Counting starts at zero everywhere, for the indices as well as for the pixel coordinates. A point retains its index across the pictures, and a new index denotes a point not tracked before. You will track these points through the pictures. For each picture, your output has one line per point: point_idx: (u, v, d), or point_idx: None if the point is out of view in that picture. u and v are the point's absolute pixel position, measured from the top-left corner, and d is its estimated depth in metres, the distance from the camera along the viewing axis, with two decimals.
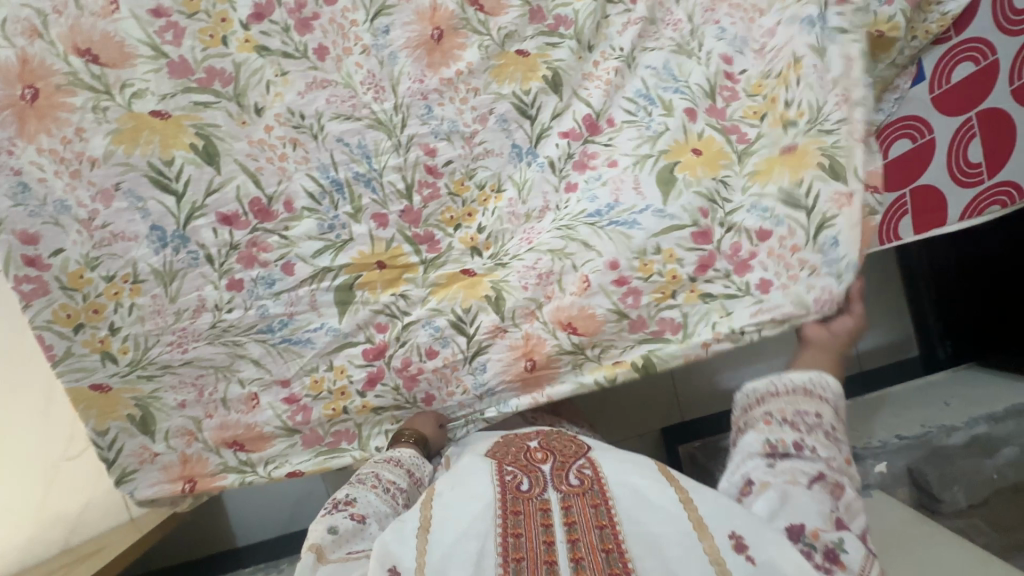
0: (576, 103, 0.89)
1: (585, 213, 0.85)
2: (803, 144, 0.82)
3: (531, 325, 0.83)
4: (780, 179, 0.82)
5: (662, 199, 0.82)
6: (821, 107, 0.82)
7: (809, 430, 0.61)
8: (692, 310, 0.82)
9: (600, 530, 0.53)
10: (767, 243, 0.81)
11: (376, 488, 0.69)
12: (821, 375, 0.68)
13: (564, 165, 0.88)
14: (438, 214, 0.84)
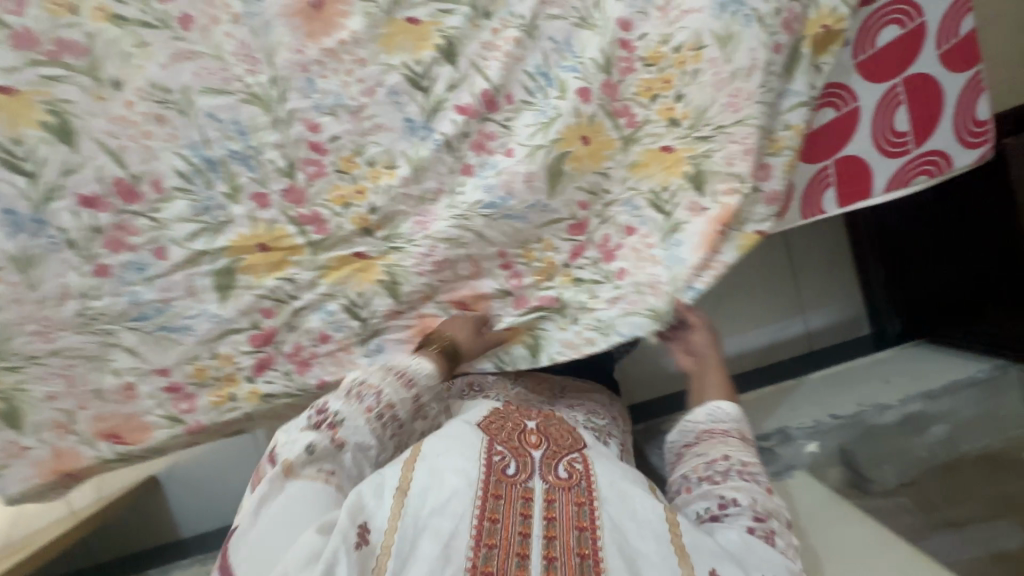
0: (474, 75, 0.84)
1: (481, 204, 0.85)
2: (678, 145, 0.87)
3: (427, 306, 0.86)
4: (653, 180, 0.87)
5: (547, 194, 0.86)
6: (707, 110, 0.86)
7: (723, 476, 0.69)
8: (567, 291, 0.88)
9: (578, 532, 0.55)
10: (631, 238, 0.88)
11: (371, 413, 0.68)
12: (717, 403, 0.82)
13: (460, 143, 0.85)
14: (325, 193, 0.80)
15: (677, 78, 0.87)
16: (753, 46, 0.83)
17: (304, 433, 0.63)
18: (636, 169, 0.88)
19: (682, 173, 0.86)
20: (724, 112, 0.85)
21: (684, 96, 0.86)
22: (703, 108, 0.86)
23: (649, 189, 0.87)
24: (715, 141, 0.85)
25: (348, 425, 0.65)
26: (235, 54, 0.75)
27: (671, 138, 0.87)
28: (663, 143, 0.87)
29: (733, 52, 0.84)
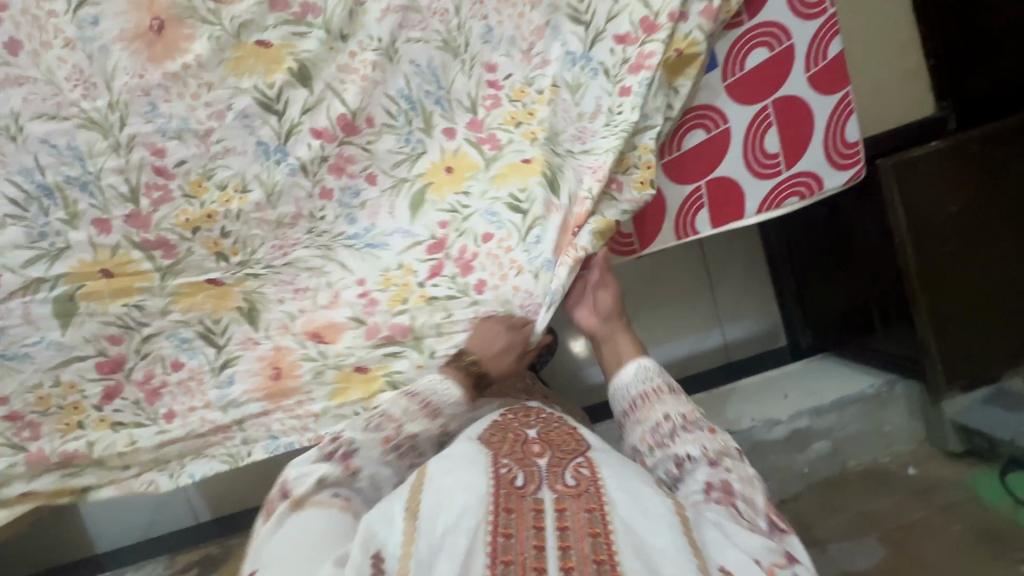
0: (331, 97, 0.84)
1: (344, 235, 0.86)
2: (536, 156, 0.86)
3: (283, 337, 0.85)
4: (512, 186, 0.86)
5: (409, 218, 0.88)
6: (558, 133, 0.89)
7: (671, 439, 0.73)
8: (421, 312, 0.87)
9: (592, 539, 0.53)
10: (488, 245, 0.87)
11: (387, 443, 0.70)
12: (643, 364, 0.82)
13: (318, 167, 0.84)
14: (172, 218, 0.79)
15: (542, 110, 0.89)
16: (599, 95, 0.89)
17: (318, 466, 0.66)
18: (495, 181, 0.87)
19: (540, 175, 0.85)
20: (575, 132, 0.90)
21: (545, 118, 0.89)
22: (560, 132, 0.90)
23: (508, 194, 0.86)
24: (567, 162, 0.88)
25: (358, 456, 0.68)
26: (70, 79, 0.74)
27: (529, 150, 0.87)
28: (522, 155, 0.87)
29: (580, 97, 0.90)
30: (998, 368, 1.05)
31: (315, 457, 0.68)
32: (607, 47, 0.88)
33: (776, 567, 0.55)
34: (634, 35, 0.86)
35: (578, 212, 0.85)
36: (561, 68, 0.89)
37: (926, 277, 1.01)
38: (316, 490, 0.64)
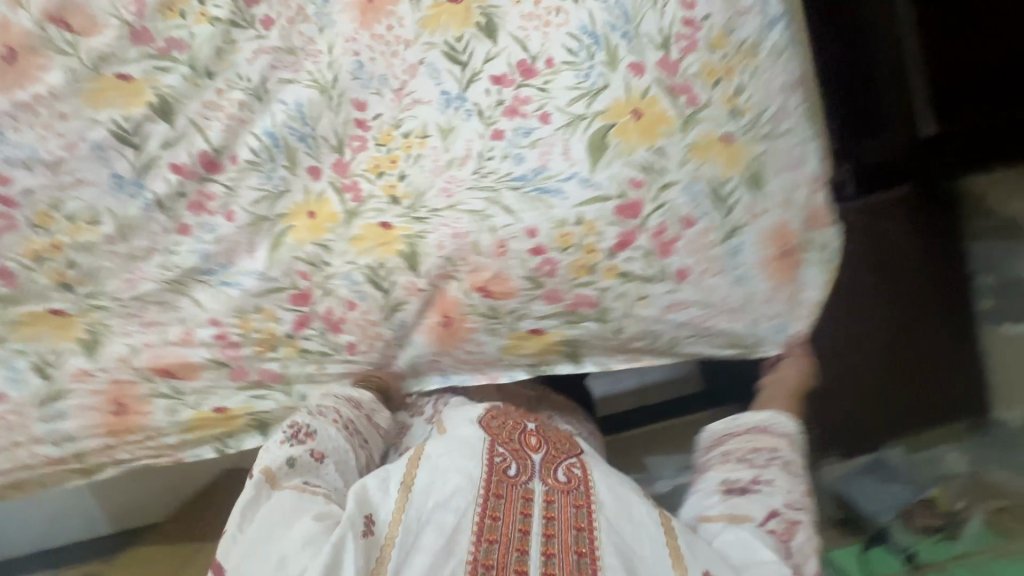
0: (194, 133, 0.84)
1: (199, 270, 0.86)
2: (398, 226, 0.86)
3: (123, 372, 0.88)
4: (370, 256, 0.86)
5: (264, 263, 0.87)
6: (424, 193, 0.86)
7: (764, 466, 0.79)
8: (291, 360, 0.90)
9: (577, 532, 0.66)
10: (354, 313, 0.88)
11: (337, 423, 0.85)
12: (778, 416, 0.86)
13: (176, 204, 0.84)
14: (17, 246, 0.82)
15: (402, 158, 0.87)
16: (469, 136, 0.84)
17: (287, 448, 0.78)
18: (355, 243, 0.87)
19: (398, 252, 0.85)
20: (438, 195, 0.85)
21: (409, 179, 0.87)
22: (423, 192, 0.86)
23: (369, 264, 0.86)
24: (429, 224, 0.85)
25: (319, 434, 0.82)
26: None
27: (391, 215, 0.86)
28: (381, 219, 0.87)
29: (451, 141, 0.85)
30: (876, 437, 1.05)
31: (283, 439, 0.80)
32: (482, 87, 0.83)
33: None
34: (510, 76, 0.82)
35: (447, 294, 0.87)
36: (432, 110, 0.86)
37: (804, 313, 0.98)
38: (289, 474, 0.76)
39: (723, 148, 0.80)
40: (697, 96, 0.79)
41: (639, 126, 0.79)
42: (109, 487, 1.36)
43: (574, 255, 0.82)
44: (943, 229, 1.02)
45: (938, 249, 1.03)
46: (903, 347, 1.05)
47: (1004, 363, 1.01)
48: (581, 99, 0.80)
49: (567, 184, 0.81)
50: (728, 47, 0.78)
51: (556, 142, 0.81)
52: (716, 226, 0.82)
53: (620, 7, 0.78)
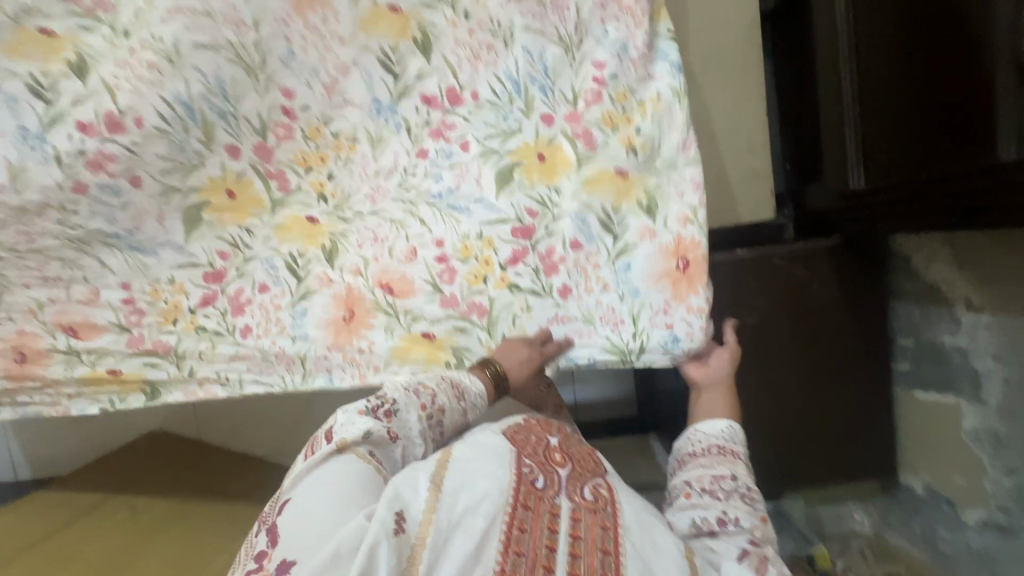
0: (103, 92, 0.82)
1: (104, 233, 0.87)
2: (324, 222, 0.92)
3: (28, 323, 0.89)
4: (293, 245, 0.91)
5: (183, 238, 0.89)
6: (351, 196, 0.93)
7: (727, 497, 0.67)
8: (187, 337, 0.90)
9: (602, 555, 0.54)
10: (263, 296, 0.91)
11: (423, 411, 0.66)
12: (736, 427, 0.76)
13: (74, 161, 0.83)
14: None
15: (331, 158, 0.91)
16: (397, 151, 0.92)
17: (365, 420, 0.60)
18: (278, 230, 0.91)
19: (320, 245, 0.92)
20: (364, 199, 0.93)
21: (337, 179, 0.92)
22: (349, 196, 0.92)
23: (290, 252, 0.91)
24: (353, 225, 0.93)
25: (401, 418, 0.63)
26: None
27: (318, 210, 0.92)
28: (308, 213, 0.92)
29: (381, 153, 0.92)
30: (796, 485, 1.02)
31: (361, 409, 0.62)
32: (414, 105, 0.91)
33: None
34: (440, 99, 0.91)
35: (353, 291, 0.92)
36: (362, 118, 0.91)
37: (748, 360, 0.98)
38: (361, 441, 0.58)
39: (617, 180, 0.89)
40: (596, 138, 0.90)
41: (540, 166, 0.91)
42: (29, 429, 1.39)
43: (471, 266, 0.91)
44: (869, 284, 0.97)
45: (862, 305, 0.97)
46: (818, 404, 1.00)
47: (917, 430, 0.98)
48: (497, 136, 0.91)
49: (474, 205, 0.92)
50: (631, 103, 0.89)
51: (473, 167, 0.92)
52: (605, 250, 0.90)
53: (542, 62, 0.89)
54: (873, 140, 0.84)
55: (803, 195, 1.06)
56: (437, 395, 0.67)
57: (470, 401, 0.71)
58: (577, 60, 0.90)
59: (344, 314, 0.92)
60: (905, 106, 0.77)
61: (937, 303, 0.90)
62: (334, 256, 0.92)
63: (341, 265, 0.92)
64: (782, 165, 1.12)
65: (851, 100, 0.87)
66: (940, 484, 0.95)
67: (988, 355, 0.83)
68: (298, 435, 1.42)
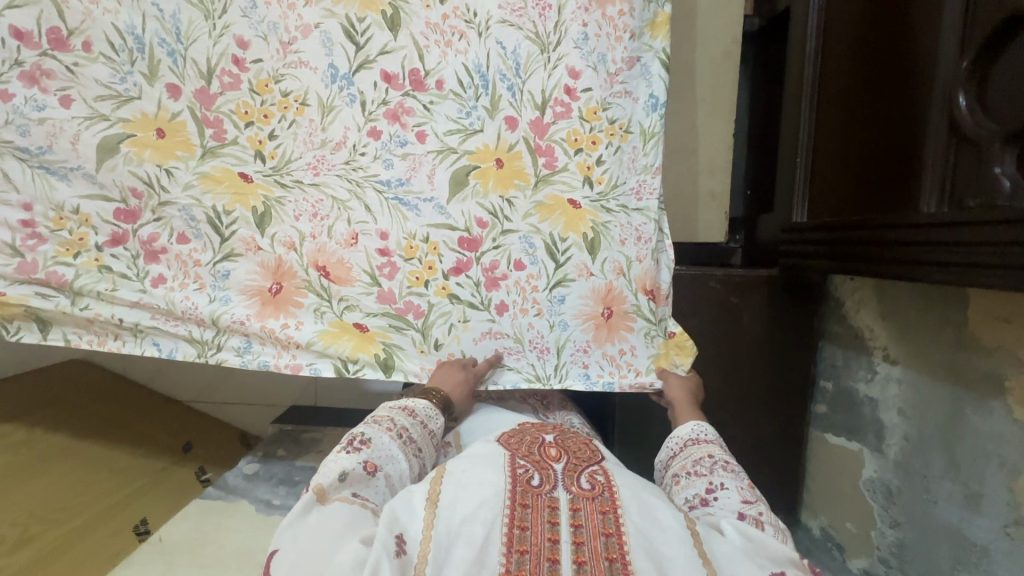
0: (48, 5, 0.80)
1: (12, 145, 0.81)
2: (257, 183, 0.88)
3: None
4: (218, 199, 0.87)
5: (95, 165, 0.83)
6: (292, 159, 0.89)
7: (711, 472, 0.69)
8: (87, 273, 0.85)
9: (606, 539, 0.54)
10: (181, 247, 0.87)
11: (390, 432, 0.71)
12: (700, 423, 0.79)
13: (6, 69, 0.80)
14: None
15: (276, 116, 0.88)
16: (348, 123, 0.88)
17: (338, 463, 0.64)
18: (202, 180, 0.86)
19: (250, 207, 0.87)
20: (306, 170, 0.89)
21: (281, 143, 0.88)
22: (287, 156, 0.89)
23: (214, 206, 0.87)
24: (290, 193, 0.89)
25: (374, 446, 0.68)
26: None
27: (253, 169, 0.88)
28: (242, 169, 0.87)
29: (329, 121, 0.88)
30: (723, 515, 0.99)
31: (337, 452, 0.66)
32: (372, 79, 0.88)
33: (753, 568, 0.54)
34: (401, 79, 0.88)
35: (284, 264, 0.88)
36: (317, 84, 0.88)
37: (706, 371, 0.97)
38: (340, 485, 0.61)
39: (569, 210, 0.90)
40: (556, 160, 0.89)
41: (496, 173, 0.89)
42: None
43: (413, 267, 0.89)
44: (803, 321, 0.97)
45: (789, 351, 0.98)
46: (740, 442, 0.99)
47: (820, 469, 0.99)
48: (457, 133, 0.89)
49: (424, 204, 0.89)
50: (598, 122, 0.89)
51: (424, 160, 0.89)
52: (546, 275, 0.89)
53: (515, 57, 0.88)
54: (818, 180, 0.84)
55: (755, 225, 1.06)
56: (395, 418, 0.73)
57: (426, 413, 0.77)
58: (552, 60, 0.88)
59: (271, 286, 0.88)
60: (851, 148, 0.76)
61: (859, 351, 0.90)
62: (263, 223, 0.88)
63: (269, 232, 0.88)
64: (743, 192, 1.12)
65: (806, 137, 0.87)
66: (832, 527, 0.96)
67: (895, 410, 0.83)
68: (230, 381, 1.49)
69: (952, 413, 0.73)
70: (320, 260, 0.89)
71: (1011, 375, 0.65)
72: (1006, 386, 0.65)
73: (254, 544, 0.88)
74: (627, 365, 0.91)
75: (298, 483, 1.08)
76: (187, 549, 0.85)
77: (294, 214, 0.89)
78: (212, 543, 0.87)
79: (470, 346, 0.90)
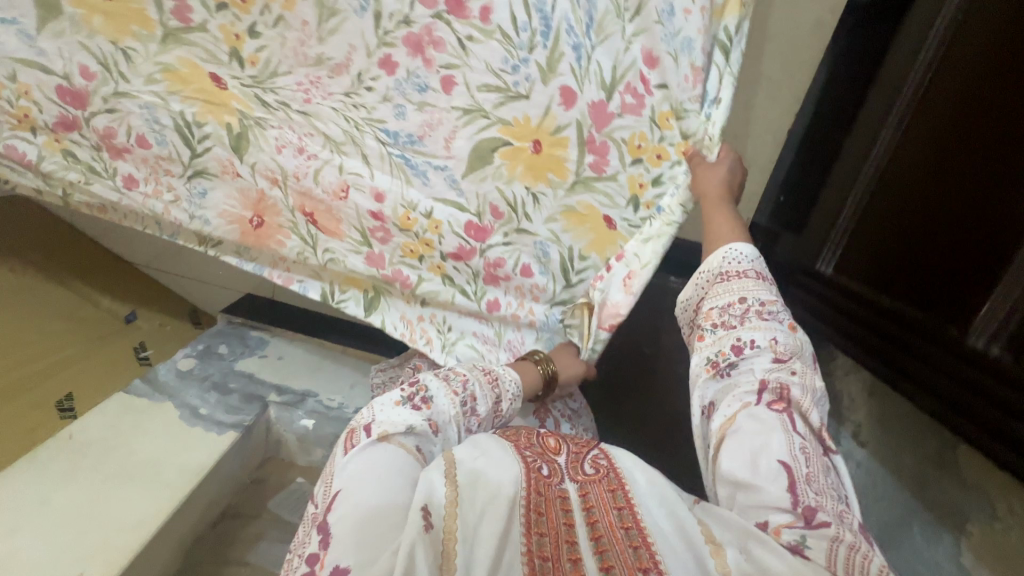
0: None
1: None
2: (232, 92, 0.76)
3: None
4: (187, 104, 0.75)
5: (35, 27, 0.70)
6: (275, 66, 0.76)
7: (741, 321, 0.60)
8: (49, 157, 0.80)
9: (618, 512, 0.51)
10: (144, 150, 0.79)
11: (456, 396, 0.67)
12: (732, 245, 0.65)
13: None
14: None
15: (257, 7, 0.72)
16: (354, 42, 0.73)
17: (404, 412, 0.62)
18: (167, 76, 0.74)
19: (224, 122, 0.77)
20: (295, 91, 0.77)
21: (268, 50, 0.75)
22: (271, 65, 0.76)
23: (182, 112, 0.76)
24: (272, 114, 0.77)
25: (437, 403, 0.65)
26: None
27: (229, 73, 0.76)
28: (213, 69, 0.75)
29: (330, 32, 0.73)
30: None
31: (398, 401, 0.64)
32: None
33: (784, 528, 0.45)
34: None
35: (266, 199, 0.82)
36: None
37: None
38: (402, 435, 0.59)
39: (601, 227, 0.77)
40: (607, 163, 0.73)
41: (529, 159, 0.75)
42: None
43: (408, 240, 0.81)
44: None
45: None
46: None
47: None
48: (495, 93, 0.72)
49: (434, 172, 0.78)
50: (670, 133, 0.70)
51: (444, 119, 0.75)
52: (551, 290, 0.82)
53: (589, 9, 0.67)
54: (876, 210, 0.73)
55: (775, 241, 0.93)
56: (468, 383, 0.69)
57: (504, 389, 0.73)
58: (628, 33, 0.67)
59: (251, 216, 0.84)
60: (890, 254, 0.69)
61: (833, 415, 0.83)
62: (238, 144, 0.78)
63: (245, 159, 0.78)
64: (775, 196, 0.93)
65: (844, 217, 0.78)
66: None
67: None
68: (186, 255, 1.39)
69: (897, 523, 0.67)
70: (304, 203, 0.82)
71: (975, 517, 0.60)
72: (965, 526, 0.60)
73: (166, 459, 0.85)
74: (524, 307, 0.84)
75: (232, 391, 1.06)
76: (95, 448, 0.83)
77: (269, 143, 0.78)
78: (126, 446, 0.85)
79: (453, 317, 0.87)
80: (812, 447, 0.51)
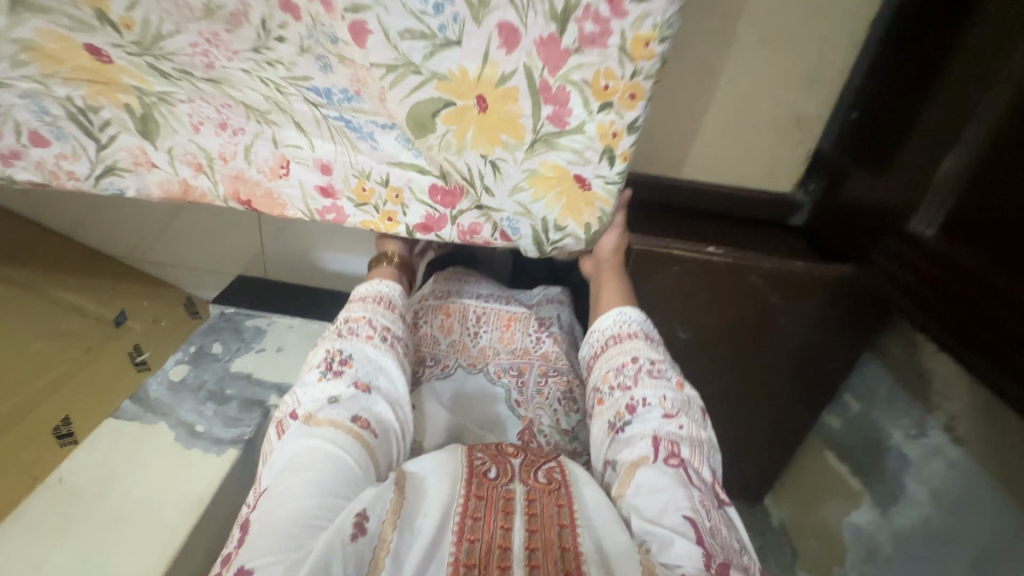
0: None
1: None
2: (118, 69, 0.56)
3: None
4: (71, 86, 0.56)
5: None
6: (158, 31, 0.53)
7: (633, 381, 0.58)
8: None
9: (559, 528, 0.49)
10: (41, 150, 0.60)
11: (372, 339, 0.65)
12: (623, 310, 0.64)
13: None
14: None
15: None
16: None
17: (325, 386, 0.60)
18: (31, 57, 0.54)
19: (122, 104, 0.58)
20: (192, 55, 0.55)
21: (142, 8, 0.51)
22: (153, 25, 0.52)
23: (69, 96, 0.57)
24: (178, 87, 0.58)
25: (358, 361, 0.63)
26: None
27: (107, 42, 0.53)
28: (85, 40, 0.53)
29: None
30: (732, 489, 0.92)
31: (318, 377, 0.61)
32: None
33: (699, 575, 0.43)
34: None
35: (192, 190, 0.64)
36: None
37: (724, 377, 0.78)
38: (326, 408, 0.57)
39: (573, 190, 0.61)
40: (569, 113, 0.56)
41: (480, 122, 0.57)
42: None
43: (367, 218, 0.65)
44: (844, 329, 0.72)
45: (824, 362, 0.75)
46: (786, 440, 0.84)
47: (801, 469, 0.88)
48: (422, 41, 0.52)
49: (381, 133, 0.60)
50: (647, 62, 0.53)
51: (367, 79, 0.56)
52: (534, 241, 0.65)
53: None
54: (998, 135, 0.52)
55: (842, 177, 0.72)
56: (371, 323, 0.67)
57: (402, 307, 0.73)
58: None
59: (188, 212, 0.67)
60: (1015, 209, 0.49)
61: (919, 397, 0.68)
62: (150, 123, 0.60)
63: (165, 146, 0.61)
64: (845, 111, 0.72)
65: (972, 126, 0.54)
66: (791, 529, 0.90)
67: (926, 486, 0.66)
68: (171, 240, 1.28)
69: (999, 550, 0.56)
70: (237, 188, 0.64)
71: None
72: None
73: (161, 495, 0.81)
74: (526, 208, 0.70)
75: (229, 398, 0.98)
76: (87, 494, 0.81)
77: (184, 124, 0.60)
78: (120, 486, 0.82)
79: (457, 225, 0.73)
80: (709, 498, 0.51)
